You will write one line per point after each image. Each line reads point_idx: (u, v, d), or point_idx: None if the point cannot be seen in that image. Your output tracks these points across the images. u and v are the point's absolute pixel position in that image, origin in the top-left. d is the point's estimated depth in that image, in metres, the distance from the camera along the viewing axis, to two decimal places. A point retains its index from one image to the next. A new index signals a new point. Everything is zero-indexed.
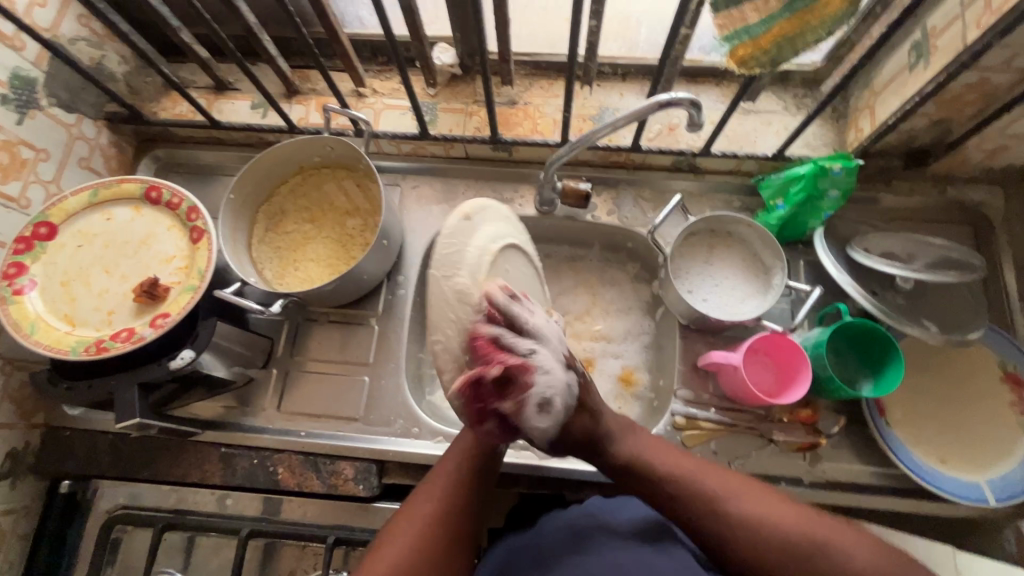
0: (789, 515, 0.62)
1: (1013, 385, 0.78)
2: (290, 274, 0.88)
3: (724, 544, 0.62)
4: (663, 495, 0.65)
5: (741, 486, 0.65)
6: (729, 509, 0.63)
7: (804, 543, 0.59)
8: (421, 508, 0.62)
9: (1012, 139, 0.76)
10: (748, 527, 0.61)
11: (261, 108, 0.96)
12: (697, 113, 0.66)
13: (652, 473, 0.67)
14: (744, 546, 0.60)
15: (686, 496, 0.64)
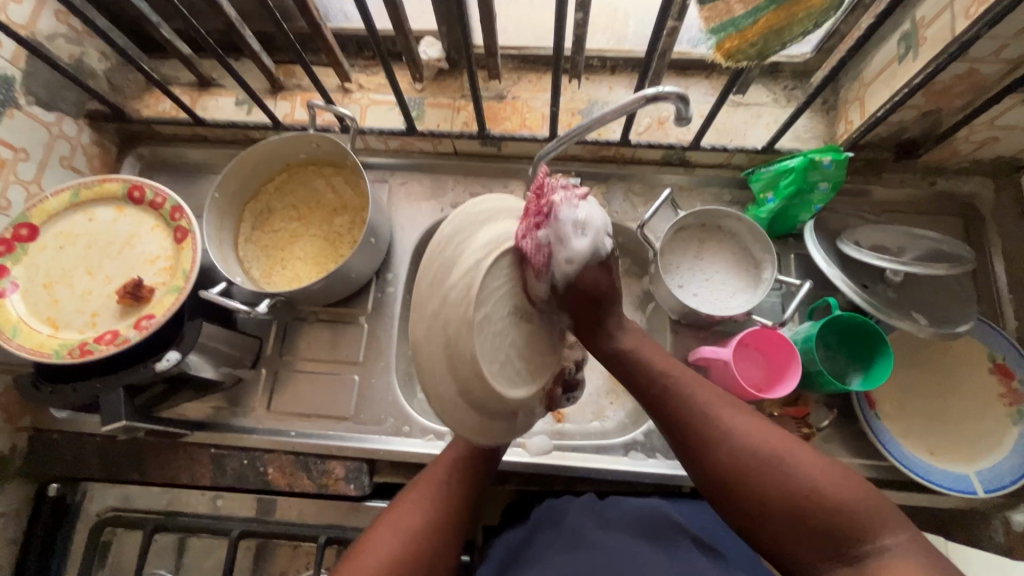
0: (770, 436, 0.56)
1: (1002, 377, 0.78)
2: (277, 273, 0.88)
3: (700, 448, 0.57)
4: (653, 395, 0.61)
5: (729, 398, 0.60)
6: (711, 417, 0.58)
7: (778, 461, 0.54)
8: (407, 512, 0.60)
9: (1001, 130, 0.76)
10: (721, 427, 0.57)
11: (245, 104, 0.94)
12: (685, 107, 0.65)
13: (645, 365, 0.63)
14: (710, 447, 0.56)
15: (674, 397, 0.60)
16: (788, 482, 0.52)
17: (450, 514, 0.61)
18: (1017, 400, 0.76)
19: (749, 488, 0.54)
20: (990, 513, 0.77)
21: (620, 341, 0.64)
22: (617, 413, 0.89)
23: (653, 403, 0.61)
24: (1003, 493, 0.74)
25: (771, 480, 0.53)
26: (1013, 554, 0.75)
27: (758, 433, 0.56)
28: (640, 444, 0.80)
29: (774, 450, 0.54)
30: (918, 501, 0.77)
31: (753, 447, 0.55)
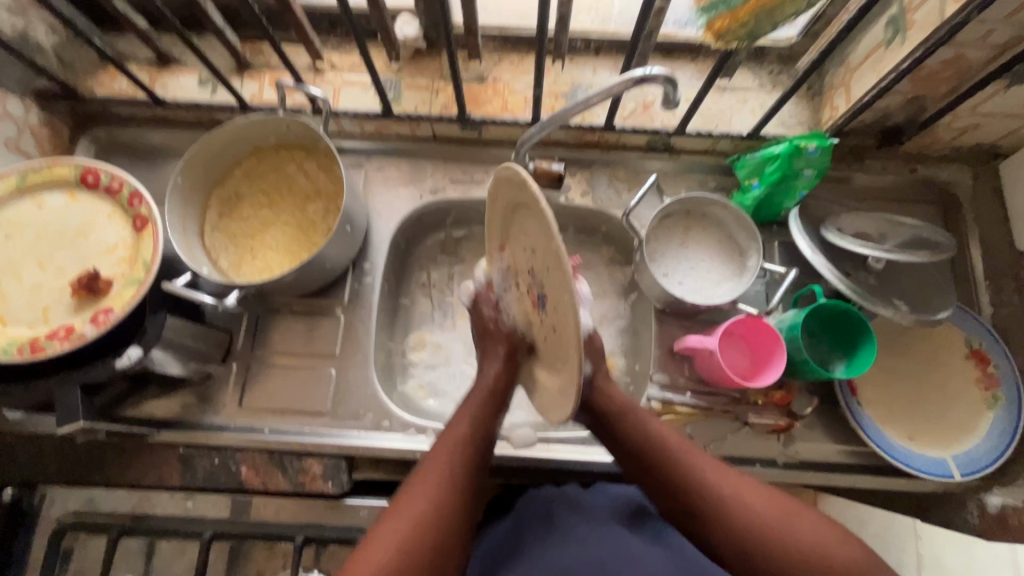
0: (766, 506, 0.56)
1: (978, 362, 0.79)
2: (248, 263, 0.83)
3: (696, 520, 0.57)
4: (641, 461, 0.61)
5: (712, 464, 0.60)
6: (708, 488, 0.58)
7: (776, 534, 0.54)
8: (415, 498, 0.56)
9: (983, 117, 0.76)
10: (711, 498, 0.57)
11: (209, 83, 0.88)
12: (672, 90, 0.63)
13: (631, 424, 0.63)
14: (707, 521, 0.57)
15: (661, 469, 0.60)
16: (782, 558, 0.53)
17: (466, 493, 0.59)
18: (992, 385, 0.78)
19: (753, 563, 0.54)
20: (966, 495, 0.78)
21: (611, 396, 0.64)
22: None
23: (638, 469, 0.62)
24: (978, 476, 0.76)
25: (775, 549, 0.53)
26: (987, 535, 0.76)
27: (750, 499, 0.57)
28: None
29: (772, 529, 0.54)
30: (896, 485, 0.78)
31: (750, 518, 0.55)
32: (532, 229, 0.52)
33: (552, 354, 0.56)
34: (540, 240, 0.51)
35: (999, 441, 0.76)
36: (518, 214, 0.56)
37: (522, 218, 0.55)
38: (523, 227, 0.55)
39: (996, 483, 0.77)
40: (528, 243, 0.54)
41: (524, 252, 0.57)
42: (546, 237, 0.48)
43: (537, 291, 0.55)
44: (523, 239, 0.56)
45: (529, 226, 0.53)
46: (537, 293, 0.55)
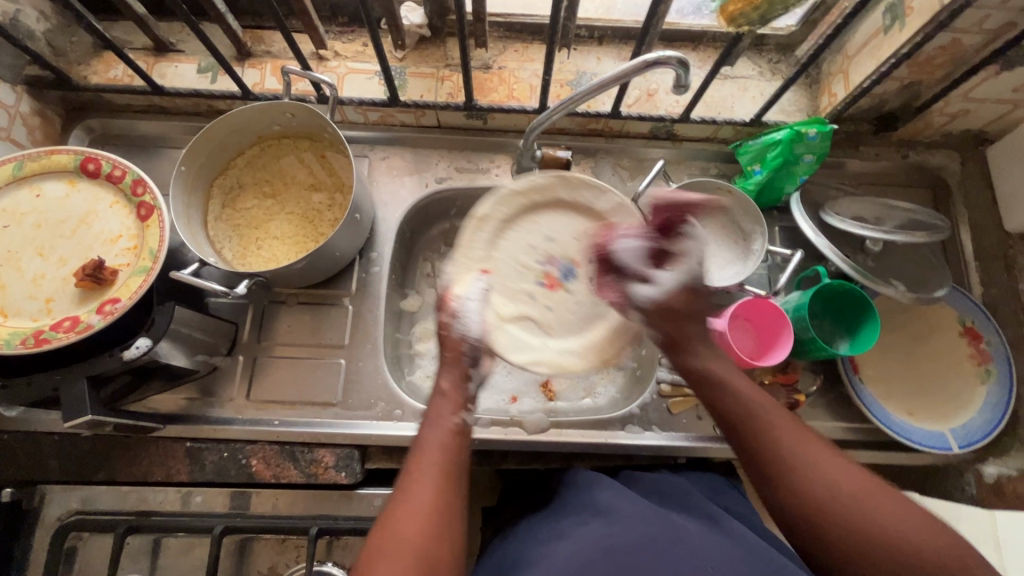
0: (901, 517, 0.49)
1: (971, 339, 0.82)
2: (253, 253, 0.82)
3: (813, 514, 0.51)
4: (754, 443, 0.56)
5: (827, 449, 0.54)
6: (827, 478, 0.52)
7: (907, 545, 0.48)
8: (408, 528, 0.49)
9: (974, 103, 0.79)
10: (834, 494, 0.51)
11: (209, 71, 0.87)
12: (685, 73, 0.64)
13: (744, 398, 0.58)
14: (832, 519, 0.50)
15: (777, 456, 0.54)
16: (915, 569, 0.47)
17: (444, 519, 0.51)
18: (985, 360, 0.81)
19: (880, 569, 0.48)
20: (963, 467, 0.81)
21: (704, 358, 0.63)
22: (608, 389, 0.89)
23: (750, 451, 0.56)
24: (975, 448, 0.78)
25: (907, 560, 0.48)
26: (985, 504, 0.79)
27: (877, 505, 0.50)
28: (636, 418, 0.81)
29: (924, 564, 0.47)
30: (898, 460, 0.80)
31: (878, 526, 0.49)
32: (548, 224, 0.81)
33: (589, 316, 0.80)
34: (557, 228, 0.81)
35: (993, 414, 0.79)
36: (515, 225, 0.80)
37: (530, 221, 0.81)
38: (523, 229, 0.81)
39: (991, 454, 0.80)
40: (529, 235, 0.81)
41: (517, 260, 0.79)
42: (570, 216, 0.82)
43: (557, 268, 0.81)
44: (523, 239, 0.80)
45: (550, 222, 0.82)
46: (556, 273, 0.80)
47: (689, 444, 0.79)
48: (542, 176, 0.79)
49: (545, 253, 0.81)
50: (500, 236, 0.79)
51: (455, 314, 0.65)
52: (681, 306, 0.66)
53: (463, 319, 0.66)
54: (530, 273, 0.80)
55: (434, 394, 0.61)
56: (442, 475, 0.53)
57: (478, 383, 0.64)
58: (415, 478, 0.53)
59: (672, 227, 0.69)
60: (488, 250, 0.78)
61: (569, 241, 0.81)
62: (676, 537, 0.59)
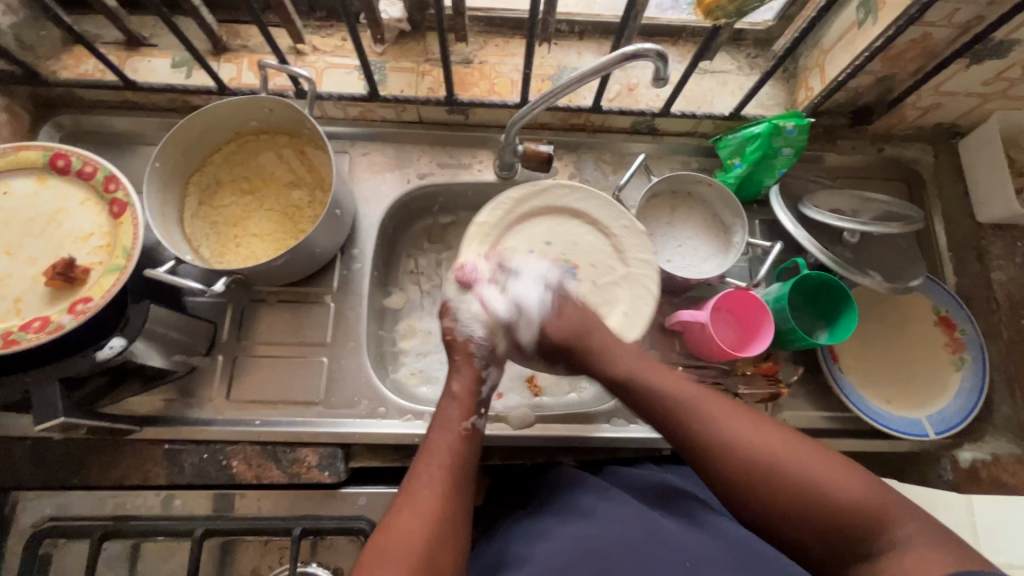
0: (797, 461, 0.53)
1: (946, 328, 0.84)
2: (231, 251, 0.80)
3: (723, 476, 0.55)
4: (666, 423, 0.61)
5: (730, 410, 0.58)
6: (731, 440, 0.56)
7: (804, 490, 0.52)
8: (416, 514, 0.54)
9: (945, 96, 0.81)
10: (739, 456, 0.55)
11: (184, 66, 0.85)
12: (663, 66, 0.64)
13: (651, 386, 0.63)
14: (740, 480, 0.54)
15: (686, 429, 0.59)
16: (811, 508, 0.51)
17: (453, 511, 0.55)
18: (959, 348, 0.83)
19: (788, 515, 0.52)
20: (939, 453, 0.82)
21: (614, 365, 0.67)
22: (593, 384, 0.89)
23: (665, 431, 0.61)
24: (950, 433, 0.80)
25: (804, 502, 0.52)
26: (961, 489, 0.80)
27: (776, 453, 0.54)
28: (621, 411, 0.81)
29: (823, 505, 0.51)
30: (877, 447, 0.81)
31: (780, 473, 0.53)
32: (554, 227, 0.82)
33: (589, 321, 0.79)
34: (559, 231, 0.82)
35: (967, 401, 0.80)
36: (512, 235, 0.81)
37: (531, 225, 0.82)
38: (526, 233, 0.82)
39: (966, 440, 0.82)
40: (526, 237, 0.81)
41: (517, 263, 0.79)
42: (592, 235, 0.82)
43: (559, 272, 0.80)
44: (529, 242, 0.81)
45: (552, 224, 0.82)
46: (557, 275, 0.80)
47: None
48: (544, 183, 0.81)
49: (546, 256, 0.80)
50: (503, 241, 0.81)
51: (454, 318, 0.73)
52: (569, 324, 0.72)
53: (466, 322, 0.73)
54: (532, 273, 0.79)
55: (446, 396, 0.67)
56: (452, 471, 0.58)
57: (491, 383, 0.71)
58: (425, 467, 0.58)
59: (501, 275, 0.77)
60: (496, 246, 0.80)
61: (581, 246, 0.81)
62: (656, 537, 0.60)
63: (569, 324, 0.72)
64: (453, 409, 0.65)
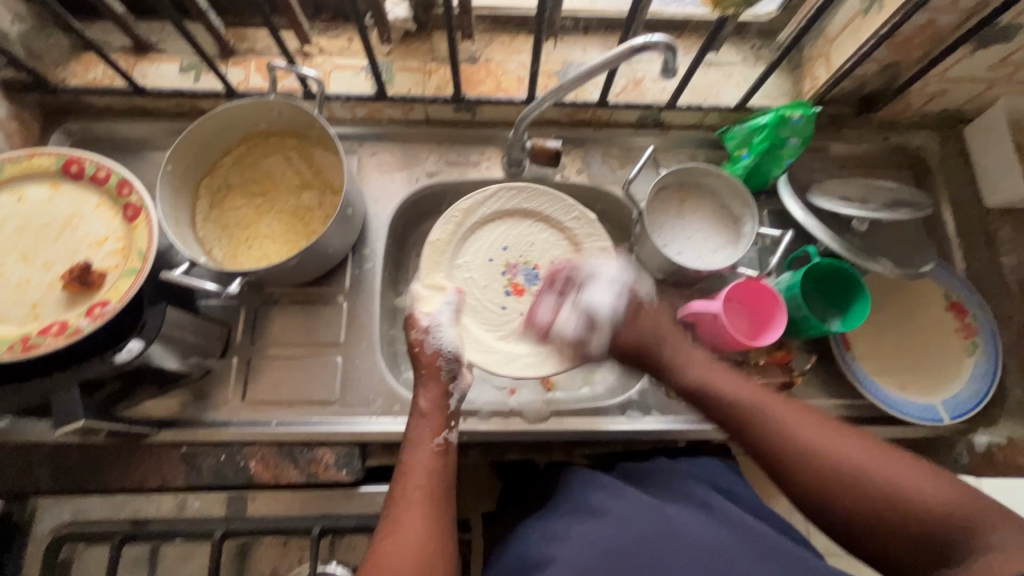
0: (880, 461, 0.58)
1: (957, 313, 0.84)
2: (243, 253, 0.81)
3: (804, 479, 0.60)
4: (744, 428, 0.66)
5: (805, 414, 0.64)
6: (809, 442, 0.61)
7: (889, 492, 0.56)
8: (399, 545, 0.56)
9: (951, 82, 0.81)
10: (820, 458, 0.60)
11: (192, 71, 0.85)
12: (672, 57, 0.65)
13: (725, 393, 0.69)
14: (825, 484, 0.59)
15: (766, 434, 0.64)
16: (898, 510, 0.55)
17: (434, 534, 0.58)
18: (971, 333, 0.83)
19: (876, 517, 0.56)
20: (955, 438, 0.82)
21: (689, 377, 0.74)
22: (605, 377, 0.90)
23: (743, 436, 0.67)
24: (965, 418, 0.80)
25: (894, 505, 0.55)
26: (977, 473, 0.80)
27: (856, 453, 0.59)
28: (635, 403, 0.82)
29: (911, 503, 0.55)
30: (892, 434, 0.81)
31: (863, 471, 0.58)
32: (511, 235, 0.87)
33: None
34: (516, 237, 0.87)
35: (981, 385, 0.81)
36: (472, 240, 0.86)
37: (483, 234, 0.86)
38: (482, 241, 0.86)
39: (981, 424, 0.82)
40: (479, 243, 0.86)
41: (479, 269, 0.85)
42: (547, 231, 0.87)
43: (521, 274, 0.86)
44: (485, 252, 0.86)
45: (505, 231, 0.87)
46: (518, 279, 0.86)
47: (689, 426, 0.80)
48: (478, 195, 0.85)
49: (506, 261, 0.86)
50: (457, 255, 0.85)
51: (427, 330, 0.73)
52: (644, 332, 0.79)
53: (437, 335, 0.73)
54: (495, 284, 0.85)
55: (415, 416, 0.68)
56: (431, 495, 0.61)
57: (457, 397, 0.71)
58: (403, 493, 0.60)
59: (572, 283, 0.82)
60: (456, 259, 0.85)
61: (539, 248, 0.87)
62: (671, 533, 0.60)
63: (643, 332, 0.79)
64: (427, 428, 0.66)
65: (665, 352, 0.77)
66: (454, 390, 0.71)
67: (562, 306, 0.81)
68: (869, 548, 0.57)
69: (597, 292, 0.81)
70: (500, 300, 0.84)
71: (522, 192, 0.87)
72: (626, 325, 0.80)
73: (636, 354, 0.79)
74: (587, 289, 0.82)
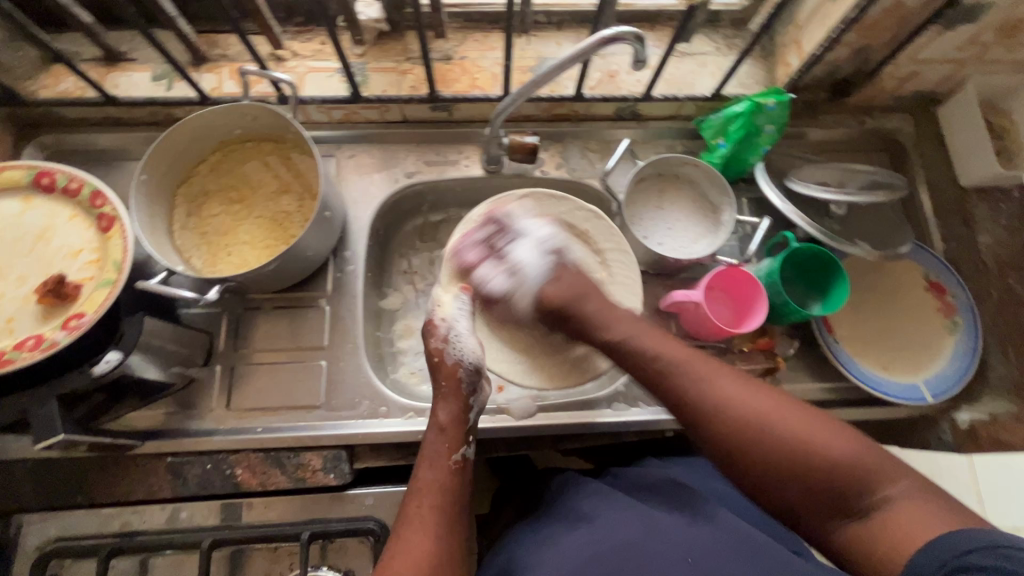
0: (787, 414, 0.57)
1: (937, 293, 0.85)
2: (223, 260, 0.80)
3: (715, 432, 0.59)
4: (660, 384, 0.65)
5: (718, 369, 0.63)
6: (722, 395, 0.60)
7: (793, 444, 0.55)
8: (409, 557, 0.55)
9: (921, 64, 0.82)
10: (731, 411, 0.59)
11: (164, 79, 0.85)
12: (641, 49, 0.65)
13: (647, 349, 0.68)
14: (733, 436, 0.58)
15: (681, 389, 0.63)
16: (802, 463, 0.54)
17: (445, 546, 0.57)
18: (951, 312, 0.84)
19: (777, 469, 0.55)
20: (938, 417, 0.83)
21: (613, 332, 0.72)
22: None
23: (660, 391, 0.65)
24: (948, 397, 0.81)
25: (796, 457, 0.55)
26: (961, 451, 0.81)
27: (764, 406, 0.58)
28: (622, 395, 0.82)
29: (810, 454, 0.54)
30: (877, 415, 0.82)
31: (769, 426, 0.57)
32: None
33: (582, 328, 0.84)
34: None
35: (962, 362, 0.81)
36: None
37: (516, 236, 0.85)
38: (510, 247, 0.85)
39: (963, 402, 0.83)
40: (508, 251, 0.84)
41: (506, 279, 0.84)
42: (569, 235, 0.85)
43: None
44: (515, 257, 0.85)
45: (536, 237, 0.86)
46: None
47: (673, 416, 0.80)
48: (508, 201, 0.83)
49: None
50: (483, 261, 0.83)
51: (447, 341, 0.74)
52: (568, 288, 0.78)
53: (458, 346, 0.74)
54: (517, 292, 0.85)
55: (434, 429, 0.68)
56: (440, 508, 0.60)
57: (476, 409, 0.71)
58: (415, 506, 0.60)
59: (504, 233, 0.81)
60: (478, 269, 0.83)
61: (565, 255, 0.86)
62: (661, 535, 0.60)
63: (565, 289, 0.78)
64: (444, 443, 0.66)
65: (577, 316, 0.76)
66: (474, 404, 0.71)
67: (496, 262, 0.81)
68: (772, 496, 0.56)
69: (523, 253, 0.81)
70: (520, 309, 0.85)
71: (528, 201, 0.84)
72: (547, 283, 0.79)
73: (552, 313, 0.78)
74: (517, 245, 0.81)
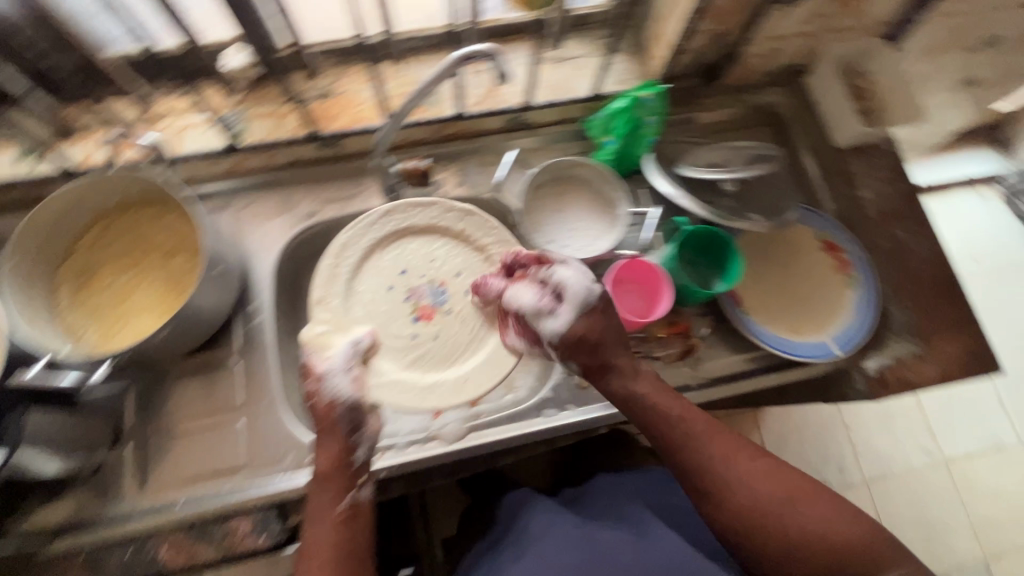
0: (817, 503, 0.63)
1: (831, 251, 0.89)
2: (118, 333, 0.77)
3: (749, 519, 0.62)
4: (692, 461, 0.65)
5: (747, 447, 0.66)
6: (756, 480, 0.63)
7: (822, 536, 0.61)
8: None
9: (777, 40, 0.86)
10: (764, 495, 0.63)
11: (28, 156, 0.81)
12: (499, 63, 0.66)
13: (677, 416, 0.67)
14: (767, 524, 0.62)
15: (714, 467, 0.64)
16: (828, 557, 0.61)
17: None
18: (846, 267, 0.88)
19: (807, 560, 0.61)
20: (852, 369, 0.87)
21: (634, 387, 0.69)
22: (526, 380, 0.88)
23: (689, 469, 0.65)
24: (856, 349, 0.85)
25: (826, 549, 0.61)
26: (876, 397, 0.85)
27: (794, 493, 0.63)
28: (550, 401, 0.83)
29: (835, 544, 0.61)
30: (797, 377, 0.85)
31: (801, 517, 0.62)
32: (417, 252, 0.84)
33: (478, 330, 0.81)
34: (423, 252, 0.84)
35: (863, 313, 0.86)
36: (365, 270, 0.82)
37: (396, 249, 0.83)
38: (377, 262, 0.82)
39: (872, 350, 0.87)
40: (372, 268, 0.82)
41: (373, 297, 0.80)
42: (444, 240, 0.84)
43: (427, 296, 0.82)
44: (384, 267, 0.82)
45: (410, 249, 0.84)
46: (425, 303, 0.81)
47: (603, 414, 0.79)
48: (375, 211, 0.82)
49: (409, 286, 0.82)
50: (351, 286, 0.80)
51: (321, 377, 0.68)
52: (601, 324, 0.69)
53: (332, 378, 0.68)
54: (399, 317, 0.80)
55: (316, 482, 0.64)
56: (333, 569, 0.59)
57: (365, 444, 0.67)
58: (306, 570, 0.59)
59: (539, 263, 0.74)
60: (345, 303, 0.79)
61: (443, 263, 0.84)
62: (590, 556, 0.63)
63: (603, 326, 0.69)
64: (329, 496, 0.63)
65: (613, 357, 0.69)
66: (360, 441, 0.66)
67: (527, 276, 0.74)
68: None
69: (568, 278, 0.70)
70: (409, 329, 0.80)
71: (393, 214, 0.83)
72: (587, 317, 0.69)
73: (590, 344, 0.68)
74: (561, 267, 0.71)
